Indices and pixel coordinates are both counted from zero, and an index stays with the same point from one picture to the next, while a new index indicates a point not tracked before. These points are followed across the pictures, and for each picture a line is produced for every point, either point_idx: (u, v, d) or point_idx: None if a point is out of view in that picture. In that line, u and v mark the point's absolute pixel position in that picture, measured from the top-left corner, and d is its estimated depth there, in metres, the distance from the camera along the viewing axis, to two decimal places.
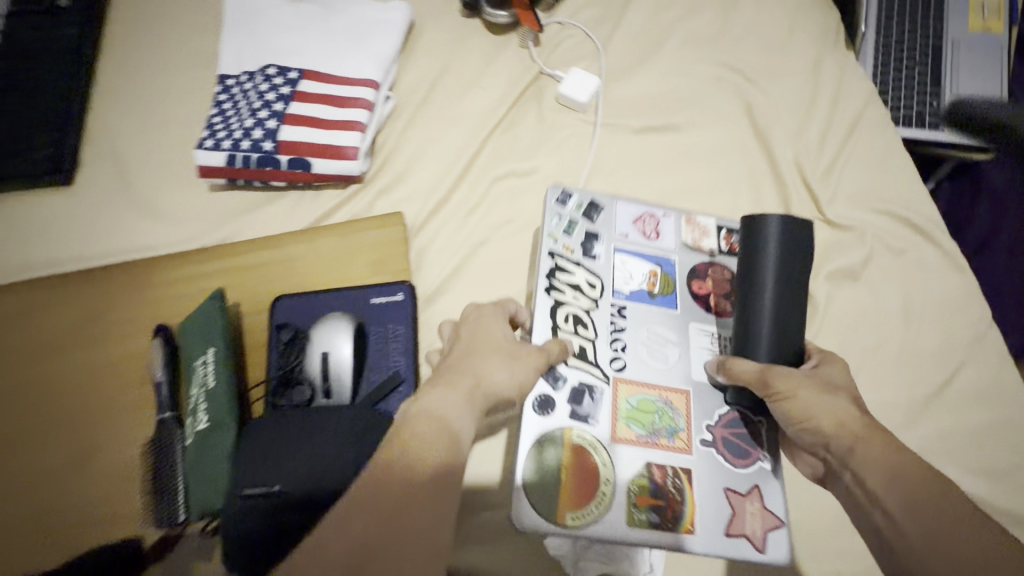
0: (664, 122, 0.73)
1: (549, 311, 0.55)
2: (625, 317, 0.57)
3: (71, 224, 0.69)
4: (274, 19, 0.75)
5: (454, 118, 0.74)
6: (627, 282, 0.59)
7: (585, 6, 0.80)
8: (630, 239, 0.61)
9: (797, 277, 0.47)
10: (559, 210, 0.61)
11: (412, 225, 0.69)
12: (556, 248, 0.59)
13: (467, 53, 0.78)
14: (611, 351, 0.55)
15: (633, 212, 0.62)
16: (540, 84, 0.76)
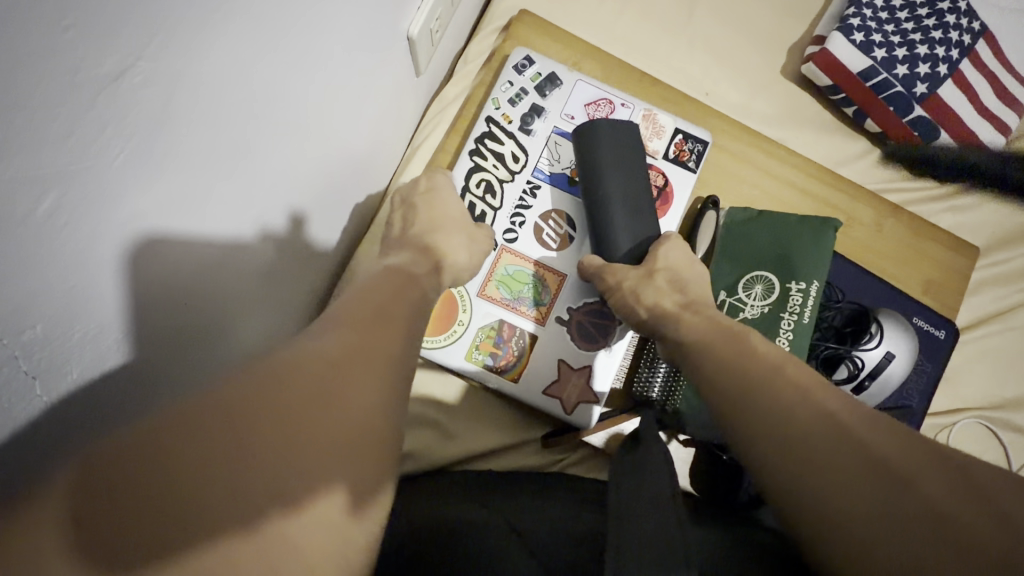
0: (1002, 203, 0.69)
1: (464, 173, 0.58)
2: (536, 197, 0.58)
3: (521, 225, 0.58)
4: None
5: (734, 65, 0.68)
6: (552, 164, 0.59)
7: (991, 22, 0.65)
8: (576, 123, 0.60)
9: (633, 182, 0.53)
10: (512, 78, 0.60)
11: (738, 158, 0.64)
12: (494, 115, 0.59)
13: (760, 51, 0.69)
14: (508, 224, 0.57)
15: (589, 96, 0.60)
16: (815, 103, 0.68)
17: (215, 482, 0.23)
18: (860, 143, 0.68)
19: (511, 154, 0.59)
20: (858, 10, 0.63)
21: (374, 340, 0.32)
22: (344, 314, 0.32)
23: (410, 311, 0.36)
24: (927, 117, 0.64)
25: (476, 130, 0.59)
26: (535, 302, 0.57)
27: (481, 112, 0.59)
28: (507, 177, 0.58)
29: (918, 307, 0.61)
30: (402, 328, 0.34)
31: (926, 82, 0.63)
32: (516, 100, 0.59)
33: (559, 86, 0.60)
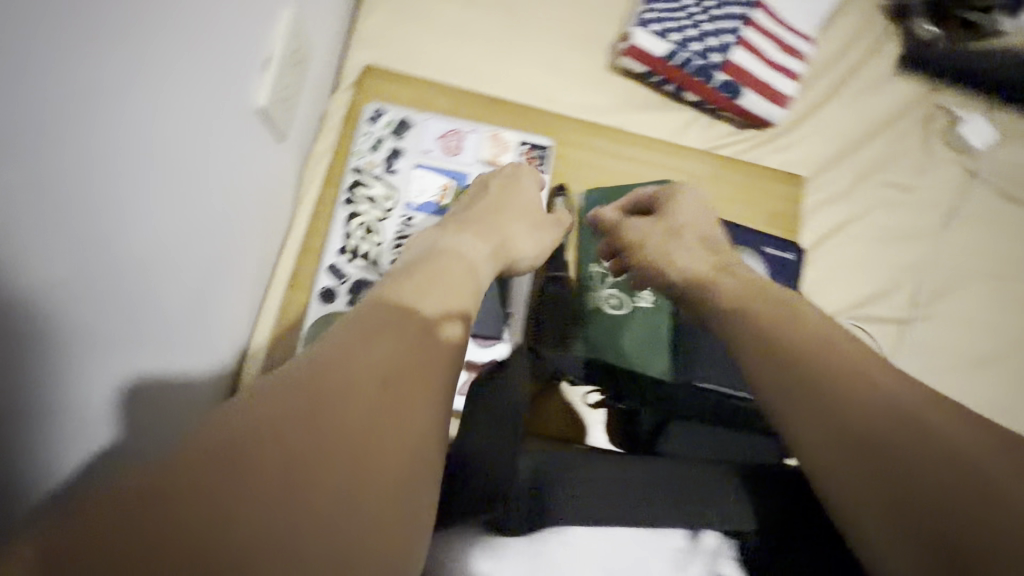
0: (819, 133, 0.80)
1: (344, 220, 0.64)
2: (413, 226, 0.64)
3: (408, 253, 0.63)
4: (396, 48, 0.75)
5: (563, 74, 0.78)
6: (420, 195, 0.65)
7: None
8: (433, 155, 0.67)
9: None
10: (369, 130, 0.67)
11: (585, 149, 0.73)
12: (360, 165, 0.66)
13: (582, 58, 0.79)
14: (394, 255, 0.63)
15: (440, 129, 0.68)
16: (641, 89, 0.79)
17: (251, 515, 0.21)
18: (686, 113, 0.78)
19: (382, 194, 0.65)
20: (647, 9, 0.75)
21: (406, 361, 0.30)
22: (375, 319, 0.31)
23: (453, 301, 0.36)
24: (729, 80, 0.74)
25: (347, 182, 0.65)
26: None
27: (348, 166, 0.66)
28: (382, 214, 0.64)
29: (764, 237, 0.71)
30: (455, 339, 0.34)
31: (718, 52, 0.74)
32: (376, 148, 0.66)
33: (412, 128, 0.68)
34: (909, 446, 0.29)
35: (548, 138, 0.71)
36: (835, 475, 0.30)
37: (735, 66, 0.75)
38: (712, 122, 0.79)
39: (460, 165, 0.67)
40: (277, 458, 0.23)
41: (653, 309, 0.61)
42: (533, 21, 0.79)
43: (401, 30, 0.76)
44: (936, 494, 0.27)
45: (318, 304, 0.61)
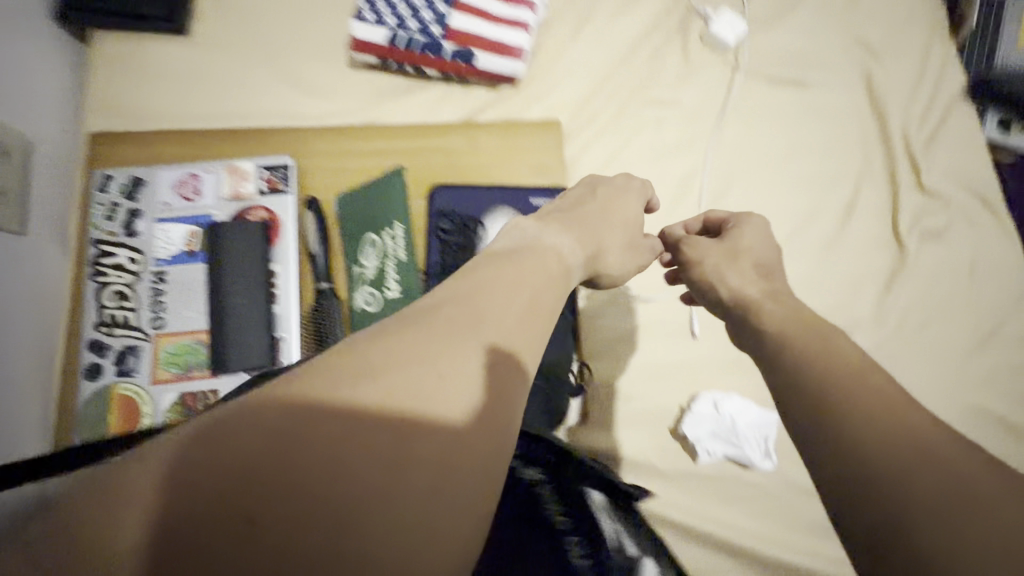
0: (575, 70, 0.80)
1: (95, 295, 0.64)
2: (165, 281, 0.64)
3: (164, 309, 0.64)
4: (127, 107, 0.74)
5: (306, 85, 0.77)
6: (166, 248, 0.65)
7: None
8: (172, 206, 0.67)
9: (244, 257, 0.65)
10: (103, 199, 0.67)
11: (333, 153, 0.72)
12: (100, 236, 0.66)
13: (321, 63, 0.78)
14: (153, 314, 0.64)
15: (174, 178, 0.67)
16: (386, 77, 0.78)
17: (315, 497, 0.26)
18: (437, 89, 0.78)
19: (127, 259, 0.65)
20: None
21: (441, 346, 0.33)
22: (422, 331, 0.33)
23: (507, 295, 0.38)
24: (456, 47, 0.74)
25: (92, 256, 0.65)
26: (210, 362, 0.61)
27: (89, 239, 0.66)
28: (133, 278, 0.65)
29: (528, 188, 0.72)
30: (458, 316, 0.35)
31: (438, 22, 0.74)
32: (113, 215, 0.66)
33: (146, 184, 0.67)
34: (929, 466, 0.32)
35: (290, 155, 0.71)
36: (840, 431, 0.35)
37: (462, 31, 0.74)
38: (465, 90, 0.78)
39: (202, 208, 0.67)
40: (375, 462, 0.28)
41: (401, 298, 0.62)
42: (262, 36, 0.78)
43: (130, 85, 0.75)
44: (968, 488, 0.30)
45: (85, 384, 0.62)
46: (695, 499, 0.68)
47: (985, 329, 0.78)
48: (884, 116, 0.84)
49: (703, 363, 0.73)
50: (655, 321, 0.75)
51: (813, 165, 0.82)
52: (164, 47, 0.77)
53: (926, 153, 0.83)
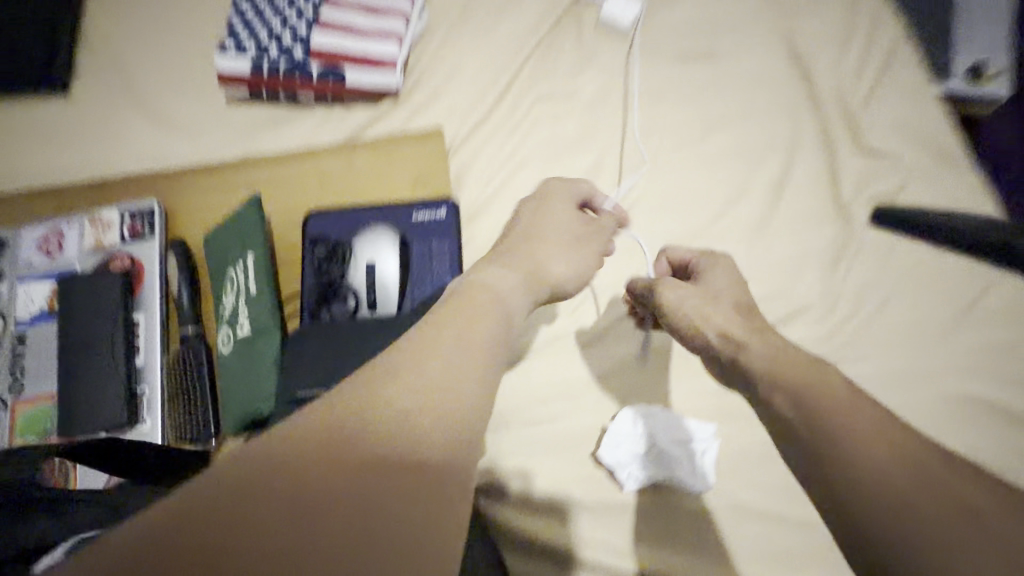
0: (459, 76, 0.76)
1: None
2: (25, 343, 0.61)
3: (21, 372, 0.60)
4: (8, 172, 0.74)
5: (181, 126, 0.75)
6: (27, 309, 0.62)
7: None
8: (33, 265, 0.64)
9: (98, 309, 0.60)
10: None
11: (202, 192, 0.69)
12: None
13: (197, 102, 0.76)
14: (11, 379, 0.60)
15: (38, 237, 0.66)
16: (262, 108, 0.75)
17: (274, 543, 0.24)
18: (315, 114, 0.75)
19: None
20: (226, 33, 0.73)
21: (447, 355, 0.32)
22: (459, 346, 0.33)
23: (488, 318, 0.36)
24: (323, 65, 0.71)
25: None
26: (59, 427, 0.57)
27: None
28: None
29: (412, 203, 0.66)
30: (465, 338, 0.34)
31: (301, 43, 0.72)
32: None
33: (9, 245, 0.66)
34: (915, 474, 0.31)
35: (156, 199, 0.68)
36: (829, 441, 0.34)
37: (326, 52, 0.71)
38: (343, 112, 0.75)
39: (64, 263, 0.64)
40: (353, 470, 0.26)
41: (251, 335, 0.57)
42: (138, 85, 0.77)
43: (10, 150, 0.75)
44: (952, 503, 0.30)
45: None
46: (619, 541, 0.58)
47: (961, 302, 0.66)
48: (809, 79, 0.75)
49: (620, 375, 0.65)
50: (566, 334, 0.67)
51: (734, 142, 0.73)
52: (45, 109, 0.77)
53: (865, 111, 0.74)
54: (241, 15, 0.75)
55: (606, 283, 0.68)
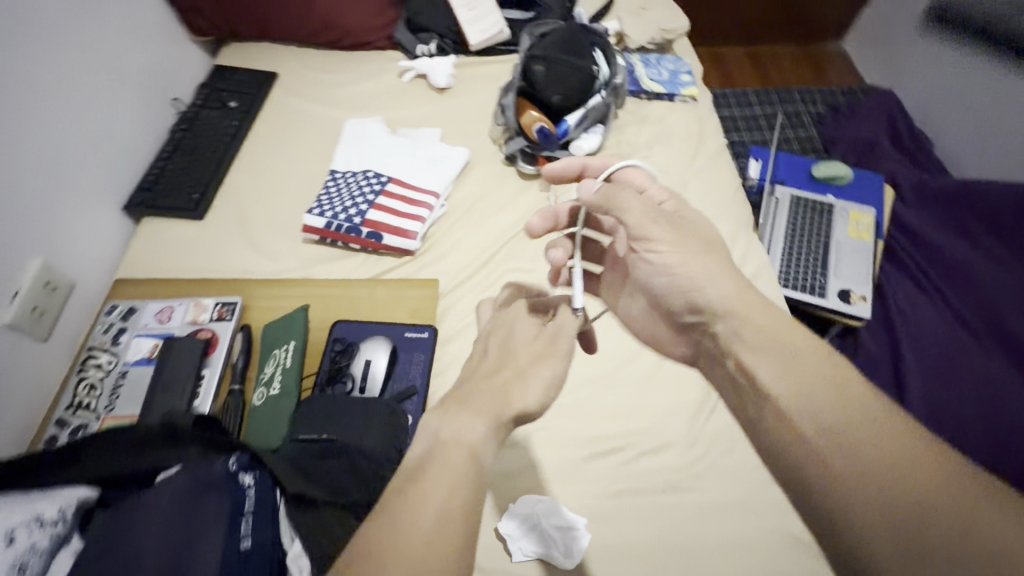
0: (459, 246, 1.12)
1: (74, 384, 0.89)
2: (126, 377, 0.89)
3: (115, 397, 0.88)
4: (148, 261, 1.10)
5: (269, 251, 1.12)
6: (135, 355, 0.92)
7: (391, 178, 1.17)
8: (148, 327, 0.95)
9: (182, 362, 0.89)
10: (106, 319, 0.97)
11: (270, 295, 1.02)
12: (94, 344, 0.94)
13: (284, 237, 1.14)
14: (109, 401, 0.87)
15: (157, 308, 0.98)
16: (325, 248, 1.12)
17: None
18: (358, 257, 1.11)
19: (106, 361, 0.92)
20: (316, 200, 1.13)
21: (442, 533, 0.46)
22: (445, 479, 0.50)
23: (460, 479, 0.50)
24: (370, 229, 1.09)
25: (82, 358, 0.92)
26: None
27: (85, 346, 0.93)
28: (105, 374, 0.90)
29: (405, 325, 0.97)
30: (443, 502, 0.48)
31: (360, 214, 1.10)
32: (108, 330, 0.95)
33: (136, 311, 0.97)
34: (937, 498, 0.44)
35: (239, 297, 1.01)
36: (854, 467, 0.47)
37: (375, 222, 1.10)
38: (377, 259, 1.11)
39: (169, 328, 0.95)
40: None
41: (278, 394, 0.84)
42: (250, 223, 1.16)
43: (154, 248, 1.12)
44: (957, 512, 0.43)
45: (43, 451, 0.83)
46: None
47: None
48: None
49: (527, 470, 0.88)
50: None
51: None
52: (184, 227, 1.16)
53: None
54: (327, 191, 1.16)
55: None
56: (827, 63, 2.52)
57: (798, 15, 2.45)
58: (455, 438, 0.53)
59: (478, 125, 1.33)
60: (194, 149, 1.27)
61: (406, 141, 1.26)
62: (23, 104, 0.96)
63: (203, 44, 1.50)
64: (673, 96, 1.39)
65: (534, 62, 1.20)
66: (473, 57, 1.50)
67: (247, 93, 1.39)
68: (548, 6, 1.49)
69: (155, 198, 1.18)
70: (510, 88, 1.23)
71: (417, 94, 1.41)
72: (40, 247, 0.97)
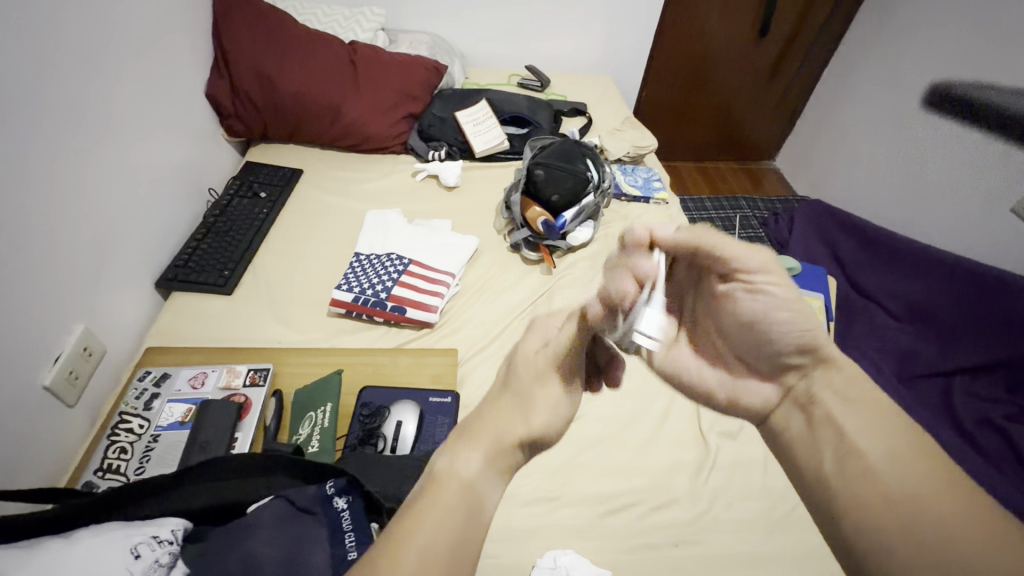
0: (473, 321, 1.24)
1: (104, 448, 0.91)
2: (158, 441, 0.92)
3: (143, 458, 0.90)
4: (174, 331, 1.16)
5: (296, 323, 1.20)
6: (167, 419, 0.95)
7: (412, 260, 1.31)
8: (180, 392, 0.99)
9: (218, 423, 0.92)
10: (139, 385, 1.01)
11: (299, 361, 1.09)
12: (126, 408, 0.97)
13: (311, 311, 1.23)
14: (139, 463, 0.89)
15: (190, 375, 1.02)
16: (350, 321, 1.22)
17: None
18: (380, 330, 1.21)
19: (136, 426, 0.94)
20: (343, 278, 1.24)
21: (437, 561, 0.48)
22: (445, 504, 0.52)
23: (450, 512, 0.52)
24: (394, 304, 1.20)
25: (113, 422, 0.95)
26: None
27: (116, 411, 0.96)
28: (135, 438, 0.93)
29: (428, 390, 1.05)
30: (432, 537, 0.49)
31: (385, 290, 1.22)
32: (143, 396, 0.99)
33: (170, 377, 1.02)
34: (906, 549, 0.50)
35: (271, 364, 1.07)
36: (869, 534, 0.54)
37: (398, 297, 1.21)
38: (397, 331, 1.21)
39: (201, 394, 0.99)
40: None
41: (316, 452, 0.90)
42: (277, 297, 1.25)
43: (182, 319, 1.19)
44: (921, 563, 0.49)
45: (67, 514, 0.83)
46: None
47: (781, 512, 0.99)
48: None
49: (548, 528, 0.93)
50: (516, 492, 0.97)
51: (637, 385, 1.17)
52: (213, 301, 1.23)
53: None
54: (352, 270, 1.28)
55: (548, 463, 1.02)
56: (765, 176, 2.97)
57: (737, 139, 2.92)
58: (451, 473, 0.55)
59: (485, 217, 1.52)
60: (226, 231, 1.39)
61: (424, 229, 1.42)
62: (88, 187, 1.08)
63: (234, 143, 1.69)
64: (649, 198, 1.64)
65: (537, 167, 1.43)
66: (477, 162, 1.73)
67: (276, 185, 1.55)
68: (540, 125, 1.78)
69: (187, 274, 1.27)
70: (515, 188, 1.45)
71: (429, 190, 1.61)
72: (80, 316, 1.04)
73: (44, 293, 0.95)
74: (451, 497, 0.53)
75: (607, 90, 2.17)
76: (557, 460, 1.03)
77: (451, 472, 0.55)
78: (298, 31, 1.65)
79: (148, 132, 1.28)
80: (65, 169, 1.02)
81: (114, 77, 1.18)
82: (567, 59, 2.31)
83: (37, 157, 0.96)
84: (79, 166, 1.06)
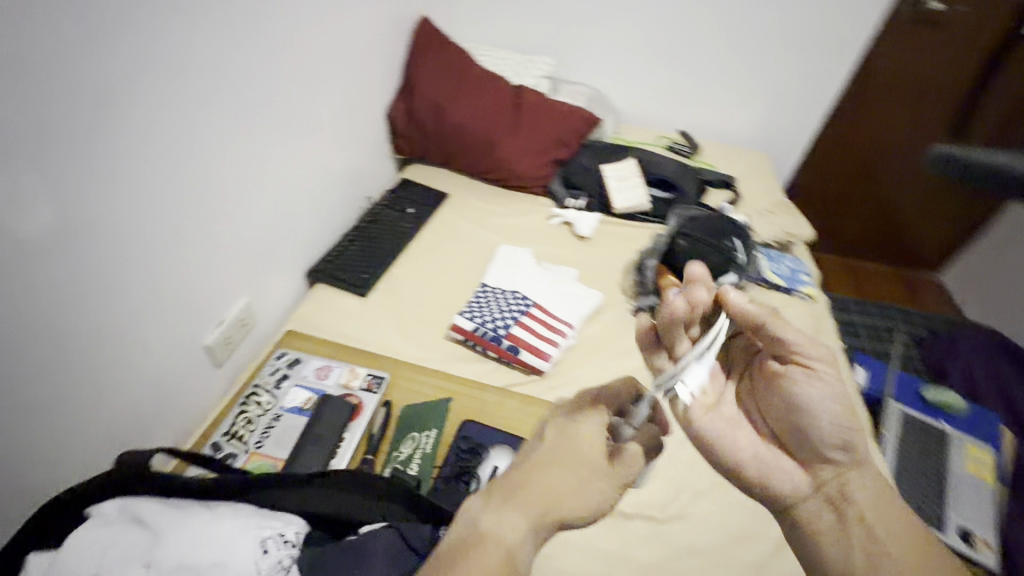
0: (583, 379, 1.20)
1: (235, 413, 0.99)
2: (278, 421, 0.99)
3: (262, 433, 0.97)
4: (311, 319, 1.26)
5: (416, 338, 1.25)
6: (290, 402, 1.02)
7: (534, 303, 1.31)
8: (305, 380, 1.06)
9: (332, 419, 0.97)
10: (275, 363, 1.09)
11: (412, 377, 1.12)
12: (259, 382, 1.05)
13: (430, 330, 1.27)
14: (259, 437, 0.96)
15: (318, 365, 1.10)
16: (463, 349, 1.24)
17: None
18: (490, 365, 1.21)
19: (264, 401, 1.02)
20: (466, 306, 1.28)
21: None
22: (483, 558, 0.51)
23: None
24: (510, 343, 1.20)
25: (247, 392, 1.04)
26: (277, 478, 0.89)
27: (251, 383, 1.06)
28: (261, 413, 1.00)
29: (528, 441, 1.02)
30: None
31: (504, 327, 1.23)
32: (275, 375, 1.07)
33: (300, 363, 1.10)
34: None
35: (387, 373, 1.11)
36: None
37: (514, 338, 1.21)
38: (506, 370, 1.20)
39: (323, 386, 1.06)
40: None
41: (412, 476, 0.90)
42: (403, 310, 1.31)
43: (319, 310, 1.29)
44: None
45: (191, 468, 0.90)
46: None
47: None
48: None
49: None
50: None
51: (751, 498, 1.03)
52: (348, 299, 1.32)
53: None
54: (477, 299, 1.31)
55: (638, 558, 0.92)
56: (926, 289, 2.61)
57: (898, 241, 2.61)
58: (491, 532, 0.54)
59: (612, 274, 1.49)
60: (372, 238, 1.50)
61: (550, 273, 1.42)
62: (277, 179, 1.22)
63: (395, 160, 1.85)
64: (794, 290, 1.50)
65: (680, 238, 1.38)
66: (613, 217, 1.72)
67: (423, 204, 1.65)
68: (686, 192, 1.72)
69: (333, 270, 1.39)
70: (653, 253, 1.40)
71: (561, 236, 1.62)
72: (245, 289, 1.17)
73: (223, 263, 1.09)
74: (485, 553, 0.52)
75: (762, 167, 2.06)
76: (648, 557, 0.93)
77: (486, 526, 0.54)
78: (476, 71, 1.78)
79: (331, 140, 1.44)
80: (264, 161, 1.17)
81: (319, 90, 1.35)
82: (723, 129, 2.24)
83: (247, 147, 1.10)
84: (275, 160, 1.21)
